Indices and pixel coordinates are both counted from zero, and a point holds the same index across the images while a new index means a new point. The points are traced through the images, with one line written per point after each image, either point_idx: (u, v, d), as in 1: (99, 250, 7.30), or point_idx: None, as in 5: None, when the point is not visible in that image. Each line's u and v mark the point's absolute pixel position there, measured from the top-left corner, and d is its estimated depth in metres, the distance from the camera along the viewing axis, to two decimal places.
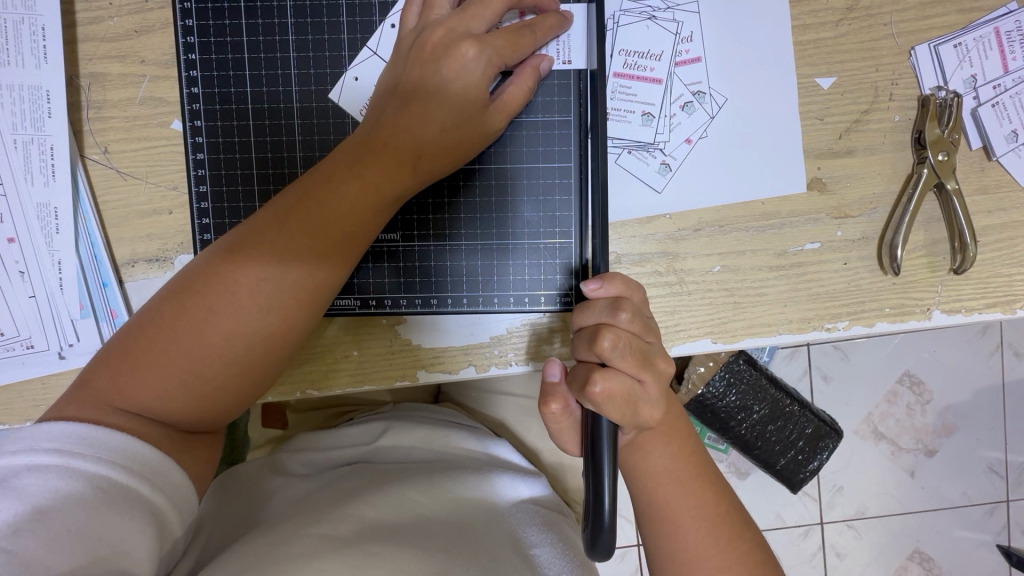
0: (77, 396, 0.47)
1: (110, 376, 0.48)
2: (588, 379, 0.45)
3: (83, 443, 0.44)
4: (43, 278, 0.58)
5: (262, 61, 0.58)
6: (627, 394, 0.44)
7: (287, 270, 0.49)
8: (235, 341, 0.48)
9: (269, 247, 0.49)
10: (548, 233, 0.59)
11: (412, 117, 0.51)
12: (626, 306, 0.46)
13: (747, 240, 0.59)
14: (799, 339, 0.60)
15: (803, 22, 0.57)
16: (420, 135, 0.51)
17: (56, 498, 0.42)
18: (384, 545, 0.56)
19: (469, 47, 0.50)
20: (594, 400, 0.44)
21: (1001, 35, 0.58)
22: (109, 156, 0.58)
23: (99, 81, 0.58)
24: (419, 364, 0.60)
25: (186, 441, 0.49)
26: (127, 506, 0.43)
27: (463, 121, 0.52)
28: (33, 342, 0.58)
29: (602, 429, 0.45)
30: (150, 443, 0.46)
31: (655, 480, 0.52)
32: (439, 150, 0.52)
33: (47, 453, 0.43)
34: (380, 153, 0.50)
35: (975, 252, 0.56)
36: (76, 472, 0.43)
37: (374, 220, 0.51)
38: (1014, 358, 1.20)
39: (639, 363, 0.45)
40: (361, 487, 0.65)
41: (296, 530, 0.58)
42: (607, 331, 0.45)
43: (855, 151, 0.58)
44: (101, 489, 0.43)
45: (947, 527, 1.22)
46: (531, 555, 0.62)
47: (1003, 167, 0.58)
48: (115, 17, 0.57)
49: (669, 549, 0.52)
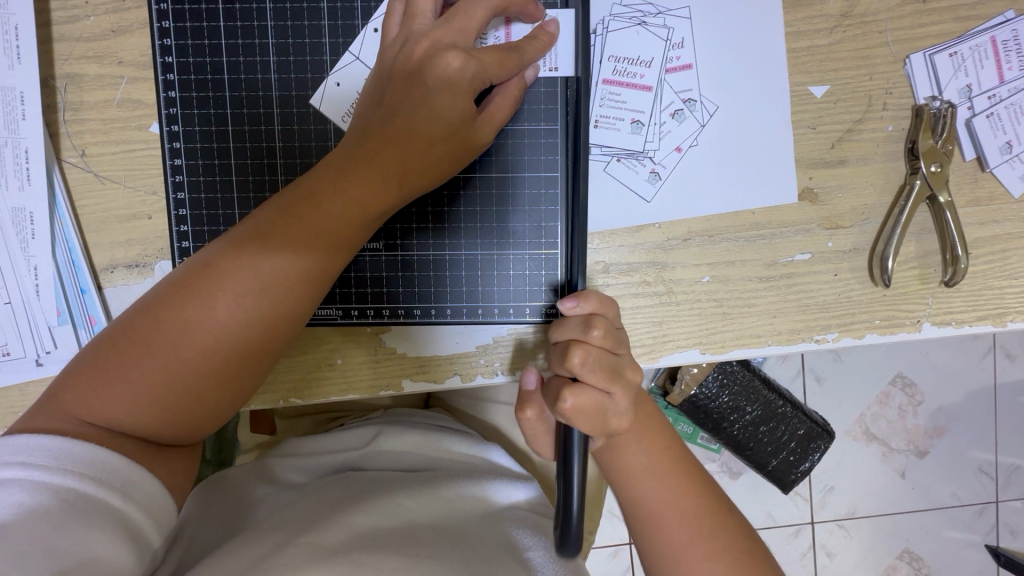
0: (49, 409, 0.46)
1: (82, 390, 0.46)
2: (558, 394, 0.44)
3: (52, 456, 0.43)
4: (19, 283, 0.57)
5: (241, 65, 0.56)
6: (597, 407, 0.44)
7: (267, 285, 0.48)
8: (213, 356, 0.47)
9: (248, 260, 0.48)
10: (533, 243, 0.58)
11: (396, 129, 0.50)
12: (598, 322, 0.46)
13: (736, 249, 0.58)
14: (789, 350, 0.59)
15: (796, 29, 0.56)
16: (405, 147, 0.50)
17: (23, 512, 0.41)
18: (371, 554, 0.56)
19: (455, 56, 0.49)
20: (563, 415, 0.44)
21: (997, 44, 0.57)
22: (86, 160, 0.57)
23: (76, 81, 0.56)
24: (404, 373, 0.59)
25: (159, 453, 0.48)
26: (99, 519, 0.43)
27: (448, 133, 0.51)
28: (9, 349, 0.57)
29: (573, 442, 0.45)
30: (123, 455, 0.45)
31: (642, 491, 0.52)
32: (425, 164, 0.51)
33: (12, 467, 0.42)
34: (364, 165, 0.49)
35: (966, 265, 0.55)
36: (45, 485, 0.42)
37: (358, 234, 0.50)
38: (1006, 363, 1.20)
39: (607, 377, 0.45)
40: (351, 497, 0.65)
41: (284, 540, 0.57)
42: (576, 348, 0.44)
43: (847, 161, 0.57)
44: (70, 502, 0.42)
45: (936, 528, 1.23)
46: (527, 560, 0.61)
47: (997, 179, 0.57)
48: (91, 17, 0.56)
49: (668, 566, 0.51)
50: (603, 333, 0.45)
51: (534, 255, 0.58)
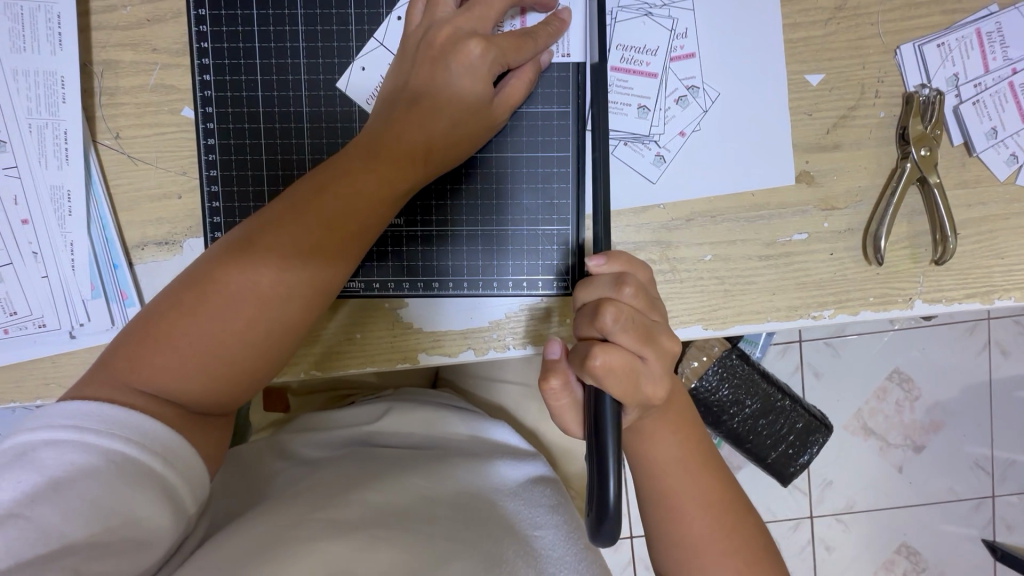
0: (98, 378, 0.49)
1: (128, 360, 0.49)
2: (588, 352, 0.46)
3: (99, 420, 0.46)
4: (56, 259, 0.60)
5: (272, 50, 0.60)
6: (630, 368, 0.46)
7: (303, 260, 0.51)
8: (255, 326, 0.50)
9: (286, 236, 0.51)
10: (546, 220, 0.61)
11: (422, 112, 0.53)
12: (629, 281, 0.48)
13: (737, 230, 0.61)
14: (787, 326, 0.62)
15: (794, 21, 0.60)
16: (431, 129, 0.53)
17: (73, 470, 0.44)
18: (386, 530, 0.58)
19: (476, 44, 0.52)
20: (595, 373, 0.46)
21: (982, 35, 0.60)
22: (121, 142, 0.60)
23: (112, 68, 0.59)
24: (420, 347, 0.62)
25: (198, 420, 0.51)
26: (140, 481, 0.46)
27: (471, 116, 0.54)
28: (44, 321, 0.60)
29: (606, 407, 0.47)
30: (162, 421, 0.48)
31: (653, 461, 0.54)
32: (449, 145, 0.54)
33: (64, 428, 0.46)
34: (393, 147, 0.53)
35: (955, 244, 0.59)
36: (92, 447, 0.45)
37: (387, 212, 0.54)
38: (1000, 356, 1.23)
39: (640, 339, 0.47)
40: (367, 475, 0.67)
41: (302, 514, 0.59)
42: (609, 306, 0.47)
43: (841, 145, 0.60)
44: (115, 463, 0.45)
45: (933, 521, 1.25)
46: (535, 536, 0.64)
47: (984, 163, 0.60)
48: (128, 7, 0.59)
49: (673, 538, 0.54)
50: (639, 295, 0.48)
51: (547, 231, 0.61)
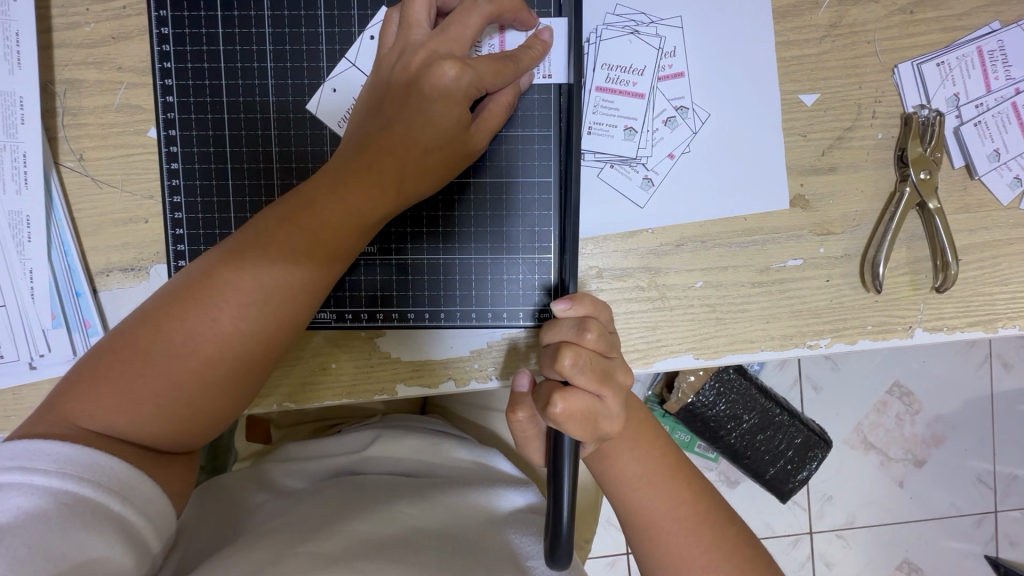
0: (51, 415, 0.47)
1: (83, 397, 0.47)
2: (549, 398, 0.44)
3: (50, 461, 0.44)
4: (14, 287, 0.57)
5: (239, 71, 0.57)
6: (588, 411, 0.44)
7: (268, 293, 0.48)
8: (214, 366, 0.47)
9: (249, 272, 0.48)
10: (526, 247, 0.58)
11: (393, 139, 0.51)
12: (591, 325, 0.46)
13: (728, 255, 0.58)
14: (781, 355, 0.59)
15: (787, 38, 0.57)
16: (403, 155, 0.50)
17: (20, 516, 0.41)
18: (372, 562, 0.56)
19: (451, 66, 0.49)
20: (555, 419, 0.44)
21: (983, 54, 0.57)
22: (85, 164, 0.57)
23: (75, 87, 0.57)
24: (398, 377, 0.59)
25: (158, 459, 0.49)
26: (98, 522, 0.43)
27: (445, 143, 0.51)
28: (2, 352, 0.57)
29: (566, 445, 0.46)
30: (122, 459, 0.46)
31: (627, 485, 0.52)
32: (422, 172, 0.52)
33: (10, 472, 0.42)
34: (363, 174, 0.50)
35: (956, 271, 0.56)
36: (42, 489, 0.42)
37: (356, 242, 0.51)
38: (1002, 371, 1.20)
39: (599, 381, 0.45)
40: (348, 506, 0.65)
41: (284, 549, 0.57)
42: (568, 348, 0.45)
43: (837, 168, 0.58)
44: (69, 504, 0.42)
45: (935, 539, 1.22)
46: (526, 564, 0.62)
47: (986, 188, 0.58)
48: (92, 24, 0.56)
49: (656, 559, 0.51)
50: (600, 336, 0.46)
51: (533, 258, 0.58)
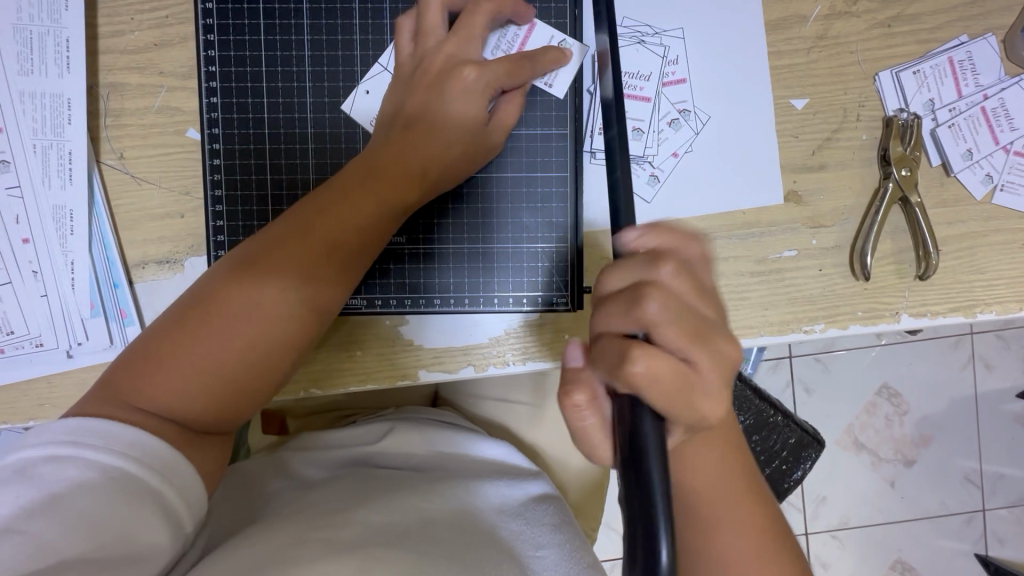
0: (100, 395, 0.49)
1: (130, 377, 0.50)
2: (626, 355, 0.37)
3: (98, 436, 0.46)
4: (55, 278, 0.60)
5: (278, 74, 0.61)
6: (676, 374, 0.37)
7: (303, 274, 0.51)
8: (253, 343, 0.50)
9: (288, 255, 0.51)
10: (545, 237, 0.62)
11: (419, 133, 0.55)
12: (670, 259, 0.40)
13: (729, 247, 0.63)
14: (780, 340, 0.64)
15: (778, 49, 0.63)
16: (427, 147, 0.55)
17: (71, 487, 0.44)
18: (387, 549, 0.55)
19: (470, 69, 0.55)
20: (635, 381, 0.37)
21: (954, 63, 0.63)
22: (125, 162, 0.60)
23: (118, 90, 0.60)
24: (420, 363, 0.63)
25: (197, 440, 0.50)
26: (138, 497, 0.45)
27: (467, 136, 0.56)
28: (42, 341, 0.60)
29: (645, 421, 0.36)
30: (161, 438, 0.48)
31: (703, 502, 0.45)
32: (444, 163, 0.56)
33: (65, 445, 0.45)
34: (390, 165, 0.54)
35: (937, 258, 0.61)
36: (91, 462, 0.45)
37: (384, 228, 0.55)
38: (984, 371, 1.26)
39: (688, 335, 0.38)
40: (364, 495, 0.66)
41: (300, 535, 0.57)
42: (651, 291, 0.39)
43: (827, 166, 0.63)
44: (113, 478, 0.45)
45: (926, 537, 1.26)
46: (536, 556, 0.62)
47: (961, 183, 0.63)
48: (136, 32, 0.60)
49: None
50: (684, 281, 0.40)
51: (554, 246, 0.62)
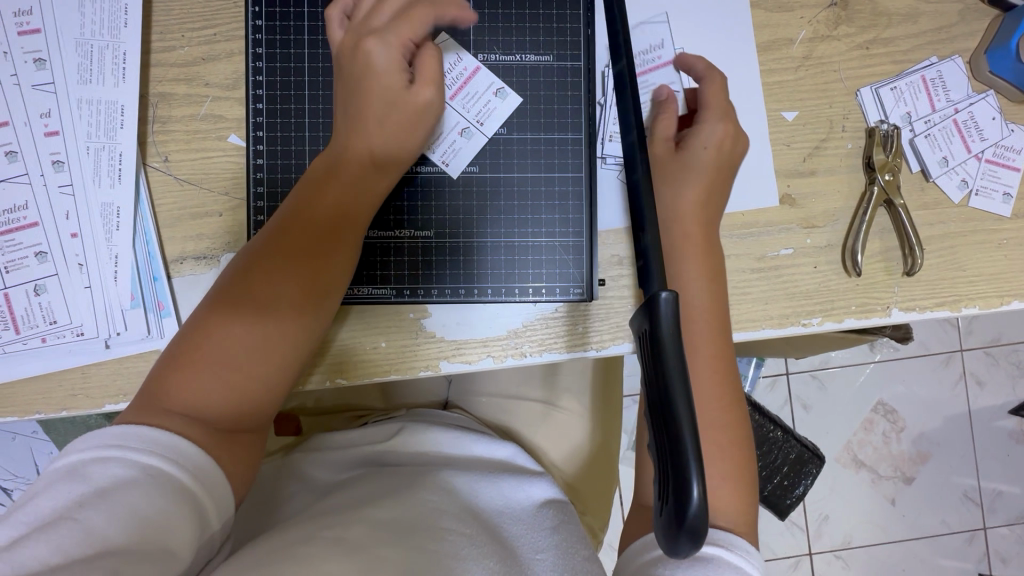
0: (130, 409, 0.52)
1: (155, 388, 0.52)
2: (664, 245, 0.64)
3: (143, 441, 0.48)
4: (99, 270, 0.63)
5: (319, 82, 0.67)
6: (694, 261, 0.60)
7: (298, 258, 0.56)
8: (259, 328, 0.54)
9: (286, 245, 0.56)
10: (563, 233, 0.67)
11: (355, 116, 0.60)
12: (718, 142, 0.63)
13: (729, 245, 0.68)
14: (780, 333, 0.68)
15: (769, 67, 0.70)
16: (371, 121, 0.59)
17: (118, 483, 0.45)
18: (391, 549, 0.55)
19: (372, 42, 0.59)
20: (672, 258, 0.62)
21: (927, 81, 0.70)
22: (169, 164, 0.65)
23: (166, 99, 0.65)
24: (442, 354, 0.66)
25: (229, 438, 0.52)
26: (175, 501, 0.46)
27: (399, 100, 0.59)
28: (83, 330, 0.63)
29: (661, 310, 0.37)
30: (196, 442, 0.50)
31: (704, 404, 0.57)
32: (393, 132, 0.60)
33: (111, 447, 0.47)
34: (356, 149, 0.59)
35: (921, 255, 0.66)
36: (136, 464, 0.46)
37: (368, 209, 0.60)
38: (977, 388, 1.29)
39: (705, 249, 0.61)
40: (373, 496, 0.65)
41: (311, 531, 0.56)
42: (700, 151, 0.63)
43: (817, 172, 0.69)
44: (157, 480, 0.46)
45: (928, 556, 1.27)
46: (535, 560, 0.62)
47: (940, 188, 0.69)
48: (185, 47, 0.66)
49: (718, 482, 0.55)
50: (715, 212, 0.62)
51: (575, 240, 0.67)
